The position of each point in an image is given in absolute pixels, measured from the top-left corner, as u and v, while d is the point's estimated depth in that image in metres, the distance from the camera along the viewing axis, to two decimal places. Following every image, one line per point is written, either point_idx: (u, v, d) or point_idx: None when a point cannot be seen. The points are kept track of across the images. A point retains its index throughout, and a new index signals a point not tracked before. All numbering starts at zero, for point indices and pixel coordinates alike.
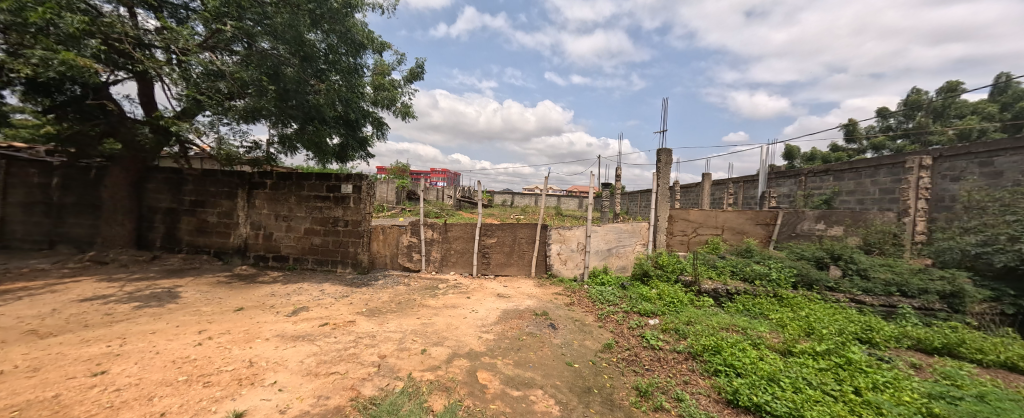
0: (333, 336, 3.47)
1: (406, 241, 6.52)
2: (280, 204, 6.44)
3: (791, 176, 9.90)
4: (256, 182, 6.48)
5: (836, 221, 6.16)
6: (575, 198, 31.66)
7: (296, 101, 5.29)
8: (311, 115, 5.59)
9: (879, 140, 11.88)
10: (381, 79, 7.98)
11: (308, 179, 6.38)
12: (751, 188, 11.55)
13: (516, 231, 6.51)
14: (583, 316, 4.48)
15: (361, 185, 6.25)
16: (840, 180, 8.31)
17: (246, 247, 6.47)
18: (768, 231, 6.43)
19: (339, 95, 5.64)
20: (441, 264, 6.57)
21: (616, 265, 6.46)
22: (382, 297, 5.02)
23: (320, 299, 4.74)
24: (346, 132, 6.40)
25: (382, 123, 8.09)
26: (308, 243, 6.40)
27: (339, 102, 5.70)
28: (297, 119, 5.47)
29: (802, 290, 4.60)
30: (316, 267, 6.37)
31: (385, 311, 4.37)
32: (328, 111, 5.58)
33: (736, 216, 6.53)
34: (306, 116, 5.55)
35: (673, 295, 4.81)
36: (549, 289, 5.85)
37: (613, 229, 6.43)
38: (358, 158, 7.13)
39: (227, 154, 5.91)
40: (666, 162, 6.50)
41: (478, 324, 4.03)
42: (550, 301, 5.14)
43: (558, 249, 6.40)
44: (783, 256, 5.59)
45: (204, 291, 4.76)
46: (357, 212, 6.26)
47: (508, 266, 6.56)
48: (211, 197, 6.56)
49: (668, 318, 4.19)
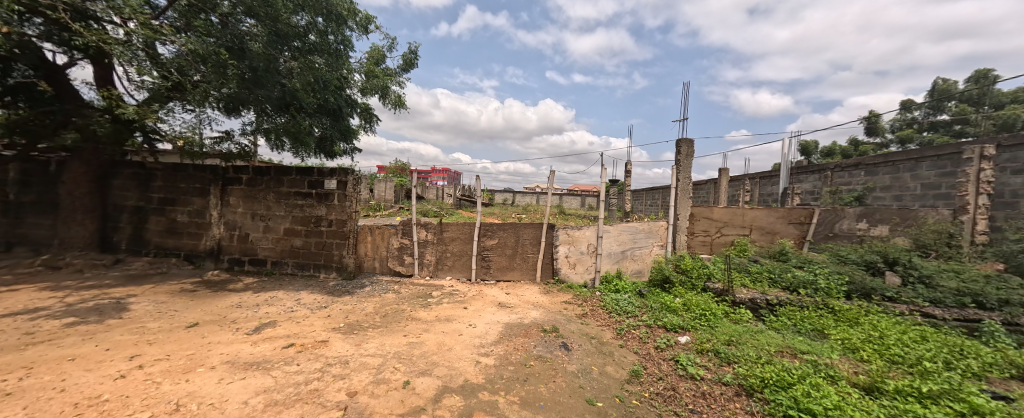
0: (295, 363, 2.79)
1: (397, 242, 5.86)
2: (257, 202, 5.79)
3: (815, 171, 9.19)
4: (230, 177, 5.83)
5: (880, 219, 5.46)
6: (578, 196, 31.01)
7: (267, 82, 4.59)
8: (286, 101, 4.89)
9: (906, 132, 11.09)
10: (371, 66, 7.31)
11: (287, 173, 5.74)
12: (768, 185, 10.85)
13: (519, 232, 5.84)
14: (600, 332, 3.80)
15: (346, 181, 5.62)
16: (874, 175, 7.59)
17: (219, 249, 5.83)
18: (802, 231, 5.70)
19: (318, 79, 4.98)
20: (436, 268, 5.90)
21: (631, 270, 5.80)
22: (366, 308, 4.36)
23: (293, 312, 4.07)
24: (329, 123, 5.77)
25: (371, 114, 7.51)
26: (288, 245, 5.74)
27: (318, 87, 5.04)
28: (269, 103, 4.76)
29: (857, 300, 3.91)
30: (297, 272, 5.71)
31: (367, 327, 3.71)
32: (306, 96, 4.91)
33: (765, 214, 5.81)
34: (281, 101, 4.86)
35: (702, 306, 4.14)
36: (557, 297, 5.18)
37: (627, 230, 5.75)
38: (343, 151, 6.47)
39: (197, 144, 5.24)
40: (687, 153, 5.81)
41: (475, 344, 3.37)
42: (560, 312, 4.46)
43: (566, 252, 5.74)
44: (825, 259, 4.89)
45: (158, 302, 4.10)
46: (342, 211, 5.61)
47: (511, 270, 5.90)
48: (181, 195, 5.92)
49: (703, 335, 3.53)
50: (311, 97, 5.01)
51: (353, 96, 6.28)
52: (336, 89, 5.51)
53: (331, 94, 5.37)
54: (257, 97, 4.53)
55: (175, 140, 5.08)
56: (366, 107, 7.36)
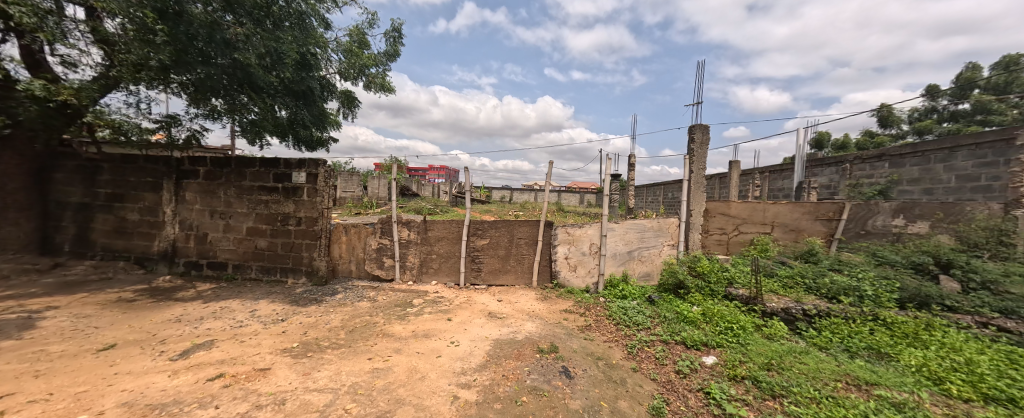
0: (214, 404, 2.13)
1: (375, 243, 5.19)
2: (216, 198, 5.12)
3: (833, 163, 8.56)
4: (186, 170, 5.16)
5: (920, 215, 4.81)
6: (576, 193, 30.41)
7: (212, 54, 3.90)
8: (238, 77, 4.19)
9: (924, 124, 10.40)
10: (351, 46, 6.61)
11: (250, 165, 5.09)
12: (779, 179, 10.25)
13: (513, 230, 5.21)
14: (607, 352, 3.16)
15: (317, 173, 4.96)
16: (901, 166, 6.97)
17: (174, 251, 5.16)
18: (830, 228, 5.06)
19: (274, 52, 4.24)
20: (420, 272, 5.26)
21: (638, 272, 5.19)
22: (331, 320, 3.71)
23: (241, 328, 3.41)
24: (300, 108, 5.06)
25: (353, 100, 6.85)
26: (251, 247, 5.07)
27: (276, 62, 4.32)
28: (216, 81, 4.03)
29: (913, 310, 3.27)
30: (261, 277, 5.04)
31: (327, 347, 3.06)
32: (261, 73, 4.20)
33: (789, 209, 5.16)
34: (233, 78, 4.16)
35: (727, 316, 3.52)
36: (556, 304, 4.55)
37: (634, 228, 5.15)
38: (317, 140, 5.77)
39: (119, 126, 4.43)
40: (701, 141, 5.15)
41: (455, 370, 2.72)
42: (558, 324, 3.84)
43: (565, 252, 5.12)
44: (863, 260, 4.25)
45: (79, 317, 3.43)
46: (311, 208, 4.96)
47: (504, 274, 5.27)
48: (131, 190, 5.25)
49: (733, 355, 2.89)
50: (268, 75, 4.29)
51: (328, 79, 5.59)
52: (302, 68, 4.77)
53: (295, 72, 4.65)
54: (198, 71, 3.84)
55: (108, 125, 4.36)
56: (348, 92, 6.68)
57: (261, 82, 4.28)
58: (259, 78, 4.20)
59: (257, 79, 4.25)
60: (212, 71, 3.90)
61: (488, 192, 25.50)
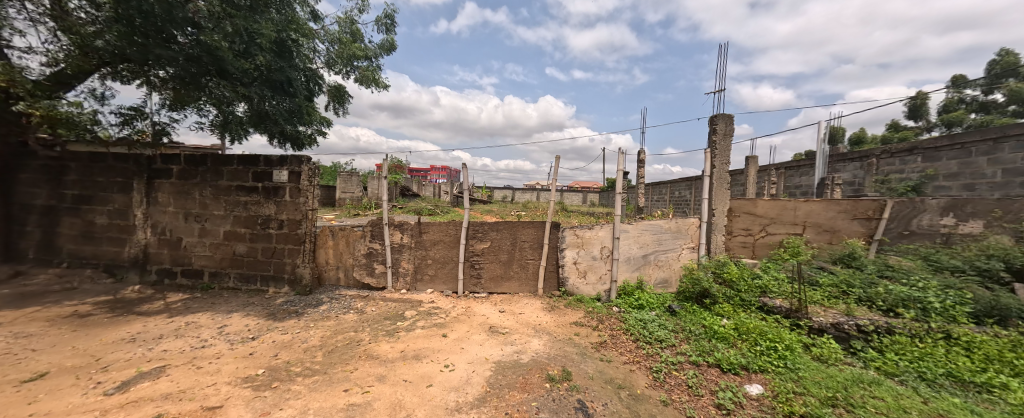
0: None
1: (364, 248, 4.73)
2: (190, 200, 4.68)
3: (857, 158, 8.02)
4: (157, 169, 4.72)
5: (973, 213, 4.26)
6: (579, 192, 29.97)
7: (173, 34, 3.49)
8: (206, 63, 3.77)
9: (955, 114, 10.29)
10: (340, 35, 6.18)
11: (227, 163, 4.64)
12: (796, 176, 9.73)
13: (516, 233, 4.73)
14: (630, 378, 2.68)
15: (300, 172, 4.52)
16: (936, 160, 6.44)
17: (146, 258, 4.71)
18: (868, 228, 4.54)
19: (244, 33, 3.79)
20: (414, 279, 4.79)
21: (655, 279, 4.71)
22: (309, 338, 3.24)
23: (203, 349, 2.94)
24: (281, 101, 4.64)
25: (343, 95, 6.42)
26: (229, 253, 4.62)
27: (248, 46, 3.92)
28: (178, 65, 3.60)
29: (994, 327, 2.76)
30: (240, 286, 4.57)
31: (298, 373, 2.59)
32: (231, 58, 3.77)
33: (822, 208, 4.63)
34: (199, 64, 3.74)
35: (767, 333, 3.02)
36: (565, 316, 4.07)
37: (649, 229, 4.68)
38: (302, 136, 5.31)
39: (76, 121, 3.96)
40: (724, 133, 4.63)
41: (449, 405, 2.26)
42: (569, 341, 3.36)
43: (574, 257, 4.64)
44: (916, 265, 3.73)
45: (17, 337, 2.97)
46: (294, 209, 4.51)
47: (506, 281, 4.79)
48: (100, 191, 4.81)
49: (783, 384, 2.40)
50: (240, 60, 3.88)
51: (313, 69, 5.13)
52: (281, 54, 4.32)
53: (273, 60, 4.24)
54: (156, 54, 3.43)
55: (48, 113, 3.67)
56: (338, 86, 6.25)
57: (231, 69, 3.86)
58: (229, 63, 3.78)
59: (227, 66, 3.83)
60: (173, 54, 3.49)
61: (488, 192, 25.04)
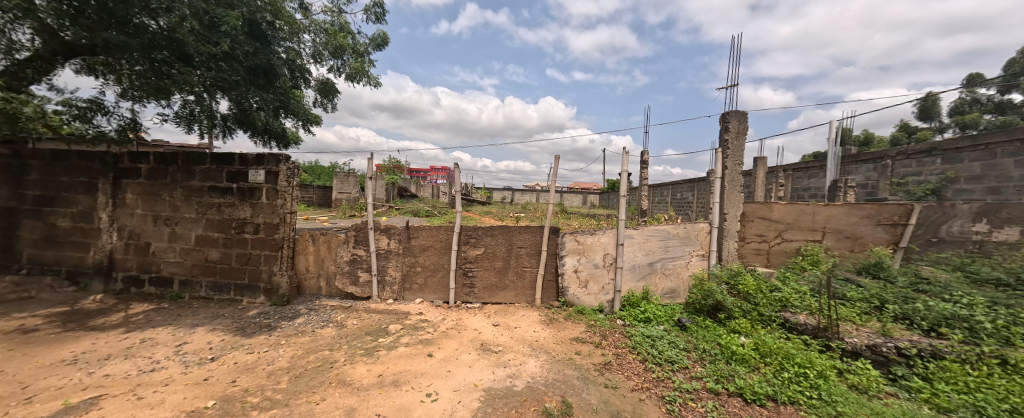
0: None
1: (347, 254, 4.35)
2: (160, 201, 4.33)
3: (871, 159, 7.66)
4: (125, 168, 4.37)
5: (1010, 219, 3.89)
6: (579, 194, 29.68)
7: (125, 16, 3.39)
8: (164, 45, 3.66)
9: (970, 116, 9.99)
10: (327, 25, 5.87)
11: (200, 162, 4.28)
12: (805, 178, 9.38)
13: (512, 238, 4.38)
14: (639, 410, 2.33)
15: (277, 172, 4.17)
16: (958, 162, 6.10)
17: (111, 264, 4.35)
18: (894, 235, 4.18)
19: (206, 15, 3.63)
20: (402, 288, 4.43)
21: (662, 289, 4.36)
22: (277, 359, 2.89)
23: (150, 374, 2.58)
24: (261, 87, 4.48)
25: (332, 90, 6.08)
26: (200, 259, 4.26)
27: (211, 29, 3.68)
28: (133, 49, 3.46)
29: None
30: (212, 295, 4.21)
31: (253, 406, 2.23)
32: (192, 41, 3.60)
33: (844, 212, 4.26)
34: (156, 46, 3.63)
35: (794, 356, 2.65)
36: (564, 330, 3.71)
37: (655, 235, 4.32)
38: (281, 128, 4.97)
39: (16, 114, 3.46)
40: (737, 131, 4.28)
41: None
42: (569, 362, 3.00)
43: (575, 265, 4.28)
44: (952, 277, 3.38)
45: None
46: (271, 212, 4.16)
47: (502, 290, 4.44)
48: (62, 191, 4.45)
49: None
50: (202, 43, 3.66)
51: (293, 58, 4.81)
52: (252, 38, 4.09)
53: (244, 43, 3.96)
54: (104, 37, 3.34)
55: None
56: (326, 80, 5.91)
57: (193, 52, 3.69)
58: (190, 47, 3.58)
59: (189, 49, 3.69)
60: (122, 39, 3.39)
61: (487, 192, 24.74)
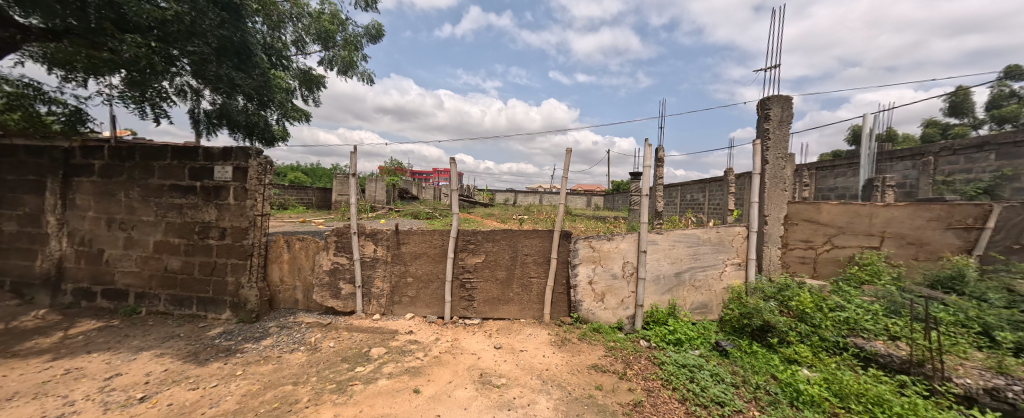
0: None
1: (327, 263, 3.78)
2: (115, 202, 3.79)
3: (910, 155, 7.00)
4: (77, 164, 3.84)
5: None
6: (583, 196, 29.05)
7: None
8: (101, 10, 3.07)
9: (1008, 109, 9.32)
10: (310, 9, 5.45)
11: (159, 157, 3.74)
12: (830, 177, 8.71)
13: (517, 243, 3.79)
14: None
15: (245, 168, 3.60)
16: (1017, 158, 5.45)
17: (61, 274, 3.81)
18: (968, 241, 3.54)
19: None
20: (391, 302, 3.85)
21: (691, 303, 3.75)
22: (224, 398, 2.30)
23: None
24: (233, 67, 4.10)
25: (313, 80, 5.69)
26: (159, 269, 3.71)
27: None
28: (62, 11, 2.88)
29: None
30: (172, 310, 3.66)
31: None
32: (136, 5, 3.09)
33: (906, 214, 3.64)
34: (92, 12, 3.07)
35: (888, 402, 2.05)
36: (580, 354, 3.11)
37: (683, 241, 3.73)
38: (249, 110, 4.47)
39: None
40: (779, 120, 3.68)
41: None
42: (591, 402, 2.40)
43: (589, 275, 3.68)
44: None
45: None
46: (239, 214, 3.60)
47: (505, 304, 3.85)
48: (8, 192, 3.91)
49: None
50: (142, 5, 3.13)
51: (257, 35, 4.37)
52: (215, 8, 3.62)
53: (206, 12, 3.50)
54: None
55: None
56: (306, 69, 5.52)
57: (138, 18, 3.15)
58: (129, 10, 3.06)
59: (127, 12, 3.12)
60: None
61: (489, 194, 24.29)
